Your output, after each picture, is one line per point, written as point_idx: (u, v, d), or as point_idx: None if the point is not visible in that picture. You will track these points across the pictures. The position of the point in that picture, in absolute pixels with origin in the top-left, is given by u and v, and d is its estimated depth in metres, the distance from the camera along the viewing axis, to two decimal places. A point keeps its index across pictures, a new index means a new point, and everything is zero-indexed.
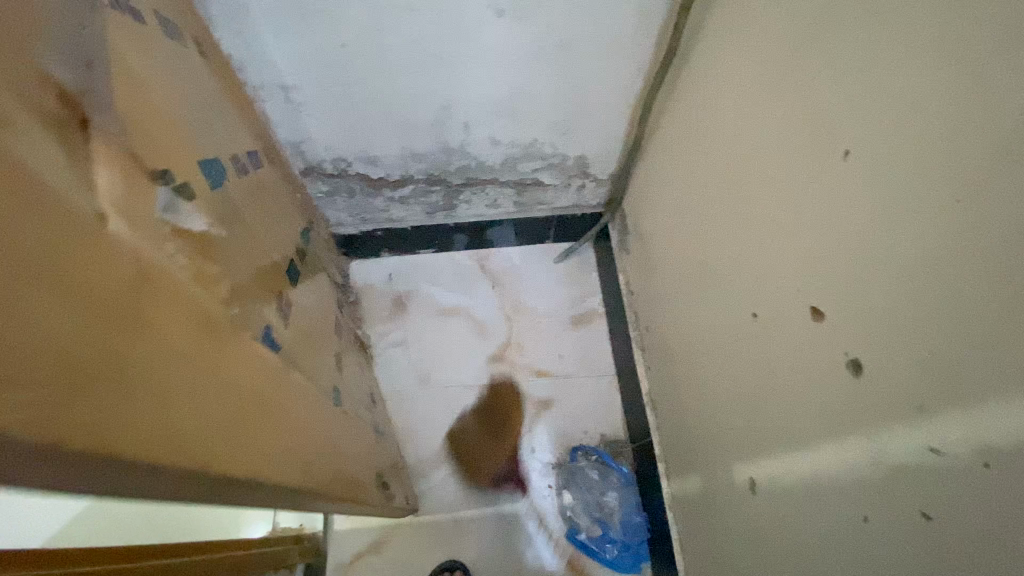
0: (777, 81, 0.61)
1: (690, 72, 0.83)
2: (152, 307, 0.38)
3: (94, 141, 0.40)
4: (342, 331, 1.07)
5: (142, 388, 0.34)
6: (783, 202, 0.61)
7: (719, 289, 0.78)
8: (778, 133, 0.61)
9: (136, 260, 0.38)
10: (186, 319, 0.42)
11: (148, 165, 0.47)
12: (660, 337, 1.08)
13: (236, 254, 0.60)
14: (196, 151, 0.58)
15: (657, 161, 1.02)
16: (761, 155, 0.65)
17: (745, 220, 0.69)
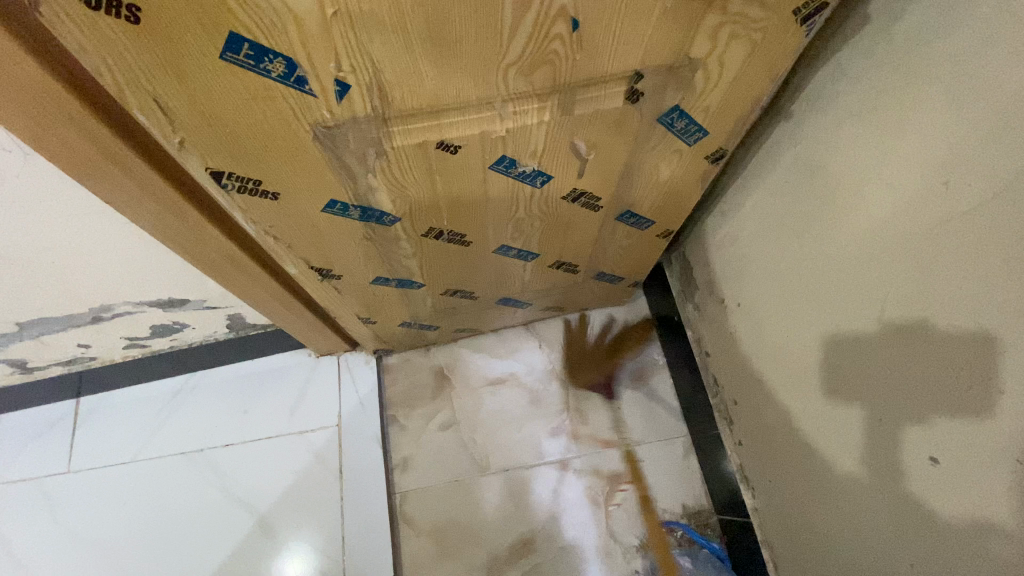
0: (972, 180, 0.50)
1: (806, 147, 0.71)
2: (636, 40, 0.48)
3: (440, 74, 0.46)
4: (469, 303, 1.03)
5: (717, 25, 0.50)
6: (988, 346, 0.50)
7: (854, 396, 0.69)
8: (977, 254, 0.50)
9: (590, 36, 0.46)
10: (621, 69, 0.51)
11: (439, 135, 0.53)
12: (748, 401, 0.97)
13: (464, 191, 0.64)
14: (398, 166, 0.56)
15: (744, 219, 0.87)
16: (943, 278, 0.54)
17: (908, 344, 0.59)
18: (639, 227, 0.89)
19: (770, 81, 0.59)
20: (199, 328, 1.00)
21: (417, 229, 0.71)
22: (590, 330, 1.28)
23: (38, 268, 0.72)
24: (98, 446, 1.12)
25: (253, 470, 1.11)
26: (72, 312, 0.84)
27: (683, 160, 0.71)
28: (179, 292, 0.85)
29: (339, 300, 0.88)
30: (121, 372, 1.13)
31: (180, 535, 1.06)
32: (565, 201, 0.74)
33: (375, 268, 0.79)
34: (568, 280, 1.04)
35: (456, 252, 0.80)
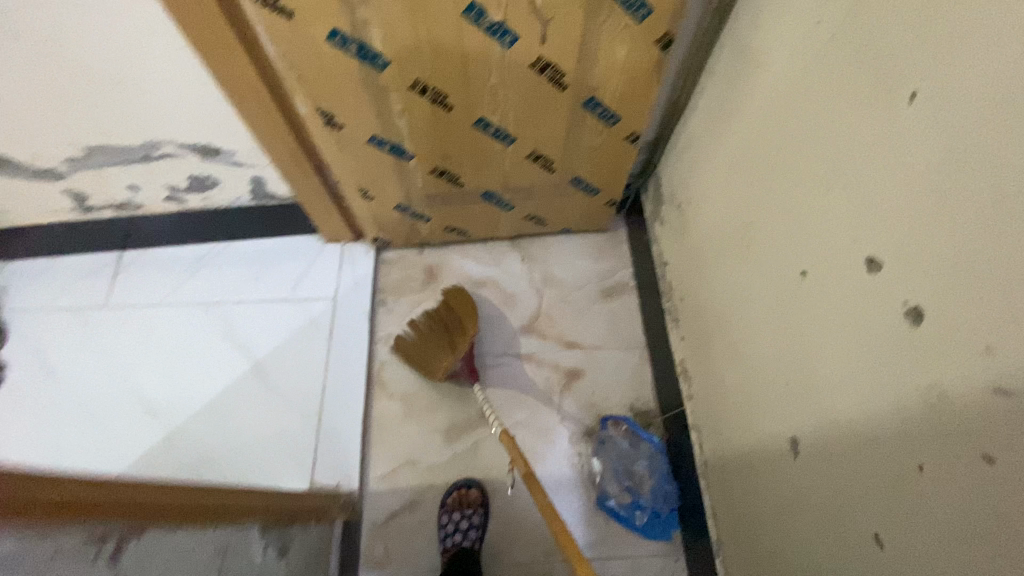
0: (832, 13, 0.59)
1: (740, 33, 0.81)
2: None
3: None
4: (455, 191, 1.17)
5: None
6: (838, 155, 0.59)
7: (760, 243, 0.77)
8: (834, 73, 0.59)
9: None
10: None
11: None
12: (689, 294, 1.05)
13: (441, 39, 0.79)
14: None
15: (698, 120, 0.97)
16: (816, 105, 0.62)
17: (794, 180, 0.68)
18: (606, 122, 1.00)
19: None
20: (228, 189, 1.18)
21: (404, 79, 0.85)
22: (570, 248, 1.39)
23: (108, 90, 0.90)
24: (132, 289, 1.31)
25: (256, 324, 1.27)
26: (127, 144, 1.02)
27: (635, 42, 0.83)
28: (212, 138, 1.03)
29: (340, 159, 1.03)
30: (159, 229, 1.31)
31: (186, 368, 1.23)
32: (532, 71, 0.86)
33: (370, 123, 0.94)
34: (546, 181, 1.16)
35: (440, 117, 0.94)
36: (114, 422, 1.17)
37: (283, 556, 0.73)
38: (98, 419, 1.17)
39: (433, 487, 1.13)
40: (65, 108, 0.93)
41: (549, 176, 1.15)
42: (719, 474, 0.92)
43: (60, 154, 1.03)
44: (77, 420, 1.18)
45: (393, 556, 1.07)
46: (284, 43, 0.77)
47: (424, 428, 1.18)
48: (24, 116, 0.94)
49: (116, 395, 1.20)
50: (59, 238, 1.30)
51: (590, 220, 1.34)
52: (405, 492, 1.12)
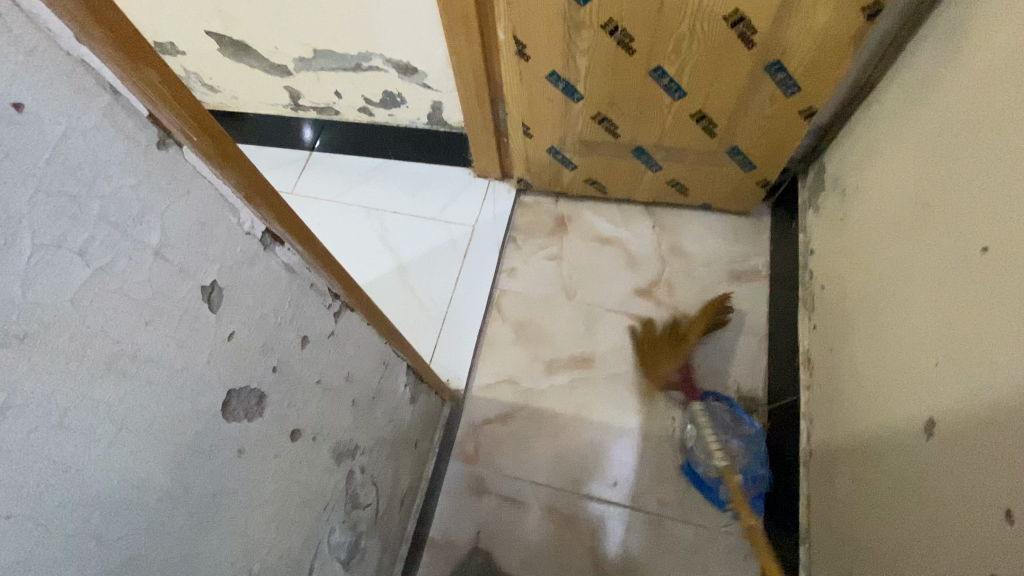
0: None
1: (960, 8, 0.77)
2: None
3: None
4: (609, 142, 1.22)
5: None
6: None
7: (932, 224, 0.75)
8: None
9: None
10: None
11: None
12: (832, 283, 1.02)
13: None
14: None
15: (888, 101, 0.93)
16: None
17: (994, 156, 0.65)
18: (784, 92, 1.00)
19: None
20: (411, 109, 1.35)
21: (599, 18, 0.92)
22: (704, 226, 1.39)
23: (349, 2, 1.08)
24: (311, 184, 1.54)
25: (406, 234, 1.44)
26: (346, 53, 1.21)
27: (841, 5, 0.83)
28: (414, 58, 1.18)
29: (516, 92, 1.13)
30: (343, 138, 1.52)
31: (341, 257, 1.42)
32: (725, 25, 0.89)
33: (555, 59, 1.03)
34: (700, 147, 1.18)
35: (621, 61, 1.00)
36: None
37: (415, 400, 0.85)
38: None
39: (527, 408, 1.21)
40: (313, 12, 1.12)
41: (706, 142, 1.16)
42: (828, 460, 0.91)
43: (296, 54, 1.24)
44: None
45: (480, 457, 1.17)
46: None
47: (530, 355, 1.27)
48: (282, 15, 1.15)
49: None
50: (266, 132, 1.57)
51: (733, 200, 1.33)
52: (501, 406, 1.21)
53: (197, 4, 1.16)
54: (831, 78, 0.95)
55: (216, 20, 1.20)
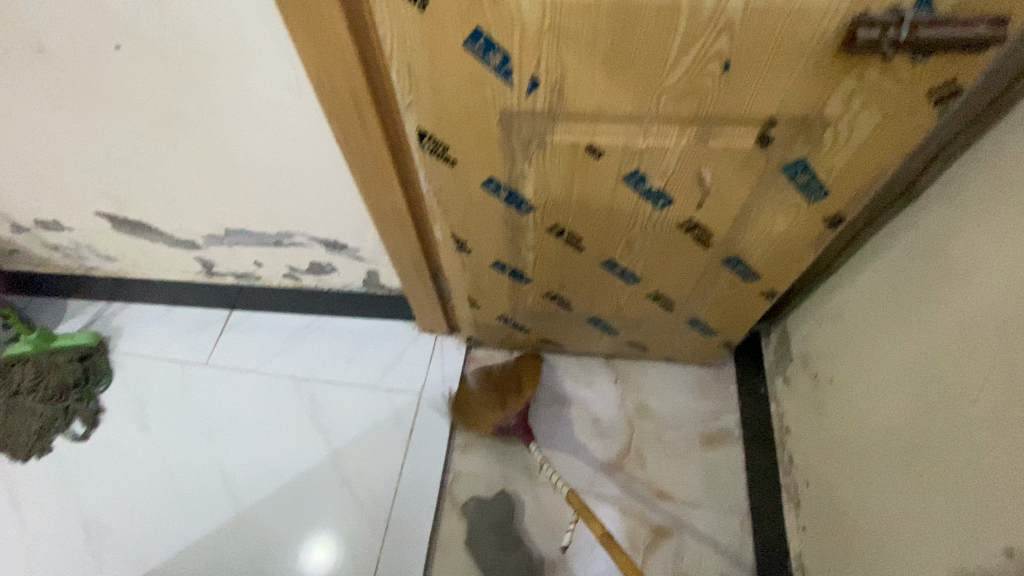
0: None
1: (926, 230, 0.73)
2: (768, 90, 0.57)
3: (600, 94, 0.60)
4: (564, 312, 1.12)
5: (843, 94, 0.58)
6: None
7: (936, 482, 0.67)
8: None
9: (730, 84, 0.57)
10: (753, 112, 0.60)
11: (592, 140, 0.66)
12: (818, 481, 0.94)
13: (594, 193, 0.76)
14: (547, 156, 0.70)
15: (852, 296, 0.88)
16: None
17: (1004, 443, 0.58)
18: (745, 279, 0.93)
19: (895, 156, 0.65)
20: (343, 276, 1.21)
21: (545, 222, 0.84)
22: (671, 379, 1.29)
23: (262, 193, 0.95)
24: (233, 351, 1.36)
25: (342, 409, 1.27)
26: (263, 232, 1.07)
27: (799, 218, 0.77)
28: (343, 237, 1.05)
29: (458, 274, 1.02)
30: (267, 300, 1.35)
31: (266, 445, 1.23)
32: (679, 230, 0.82)
33: (499, 251, 0.93)
34: (661, 317, 1.10)
35: (571, 253, 0.92)
36: (186, 484, 1.20)
37: None
38: (176, 482, 1.20)
39: None
40: (222, 199, 0.99)
41: (666, 313, 1.09)
42: None
43: (205, 231, 1.09)
44: (154, 477, 1.21)
45: None
46: (437, 183, 0.77)
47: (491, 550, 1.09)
48: (185, 199, 1.00)
49: (197, 454, 1.23)
50: (177, 295, 1.38)
51: (698, 354, 1.24)
52: None
53: (83, 190, 1.01)
54: (794, 271, 0.89)
55: (106, 203, 1.04)
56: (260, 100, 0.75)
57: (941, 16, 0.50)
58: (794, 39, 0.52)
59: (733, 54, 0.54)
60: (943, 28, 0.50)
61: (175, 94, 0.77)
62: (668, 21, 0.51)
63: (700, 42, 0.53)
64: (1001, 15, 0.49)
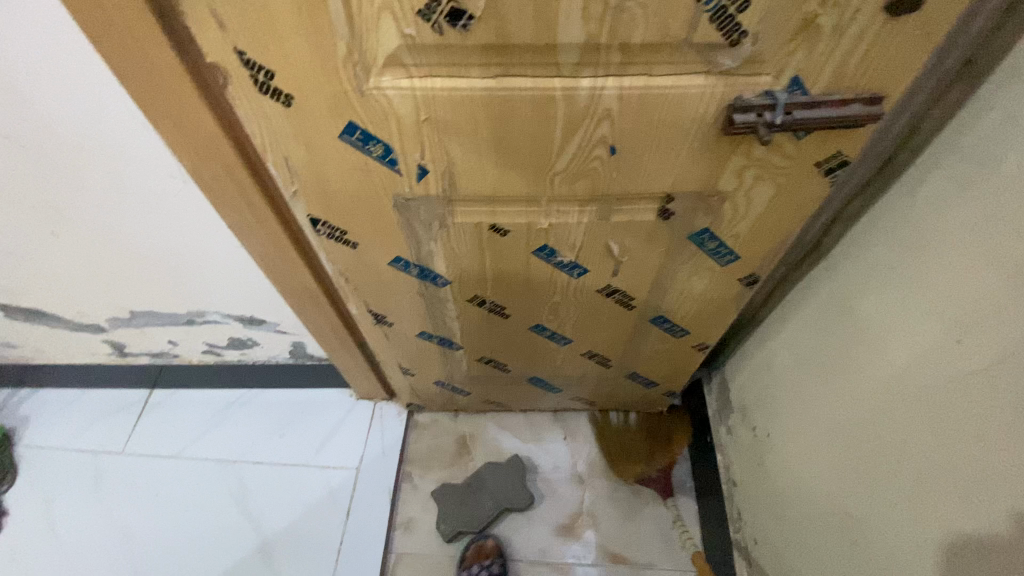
0: (984, 349, 0.51)
1: (835, 287, 0.73)
2: (658, 170, 0.57)
3: (492, 178, 0.58)
4: (501, 374, 1.08)
5: (735, 170, 0.57)
6: (1012, 525, 0.48)
7: (873, 553, 0.65)
8: (989, 422, 0.50)
9: (619, 166, 0.56)
10: (648, 188, 0.59)
11: (495, 220, 0.64)
12: (766, 539, 0.91)
13: (507, 265, 0.73)
14: (453, 235, 0.67)
15: (777, 349, 0.87)
16: (968, 447, 0.52)
17: (934, 516, 0.56)
18: (675, 335, 0.92)
19: (796, 221, 0.64)
20: (267, 349, 1.14)
21: (464, 294, 0.80)
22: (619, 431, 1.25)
23: (163, 275, 0.88)
24: (154, 435, 1.25)
25: (273, 493, 1.18)
26: (172, 311, 1.00)
27: (715, 279, 0.76)
28: (260, 313, 0.99)
29: (384, 346, 0.97)
30: (190, 376, 1.26)
31: (190, 540, 1.12)
32: (600, 295, 0.80)
33: (422, 323, 0.89)
34: (600, 372, 1.07)
35: (498, 321, 0.88)
36: None
37: None
38: None
39: None
40: (120, 283, 0.91)
41: (605, 369, 1.06)
42: None
43: (108, 314, 1.01)
44: None
45: None
46: (343, 264, 0.73)
47: (455, 508, 1.13)
48: (80, 285, 0.93)
49: (109, 557, 1.11)
50: (89, 378, 1.27)
51: (644, 405, 1.21)
52: None
53: None
54: (721, 326, 0.89)
55: None
56: (144, 186, 0.70)
57: (815, 98, 0.49)
58: (676, 123, 0.51)
59: (615, 139, 0.53)
60: (817, 110, 0.50)
61: (48, 184, 0.71)
62: (547, 110, 0.50)
63: (583, 128, 0.52)
64: (874, 94, 0.49)
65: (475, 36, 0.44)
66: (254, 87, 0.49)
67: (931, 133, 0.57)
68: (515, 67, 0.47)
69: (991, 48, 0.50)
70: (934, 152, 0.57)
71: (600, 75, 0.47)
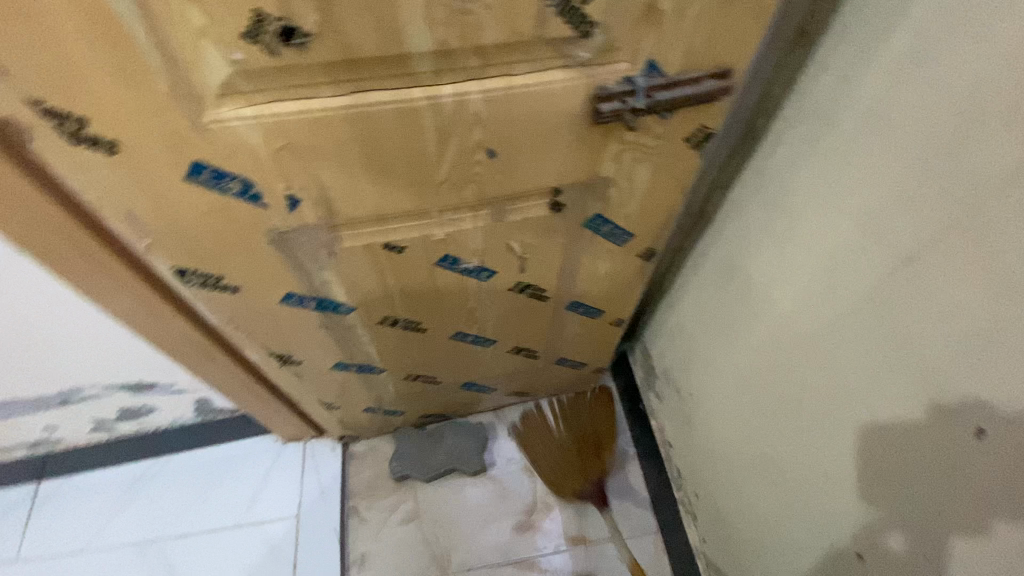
0: (850, 290, 0.56)
1: (722, 249, 0.77)
2: (541, 166, 0.56)
3: (373, 198, 0.55)
4: (431, 387, 1.05)
5: (613, 155, 0.58)
6: (892, 437, 0.53)
7: (792, 489, 0.70)
8: (864, 356, 0.55)
9: (502, 167, 0.55)
10: (535, 183, 0.59)
11: (387, 238, 0.61)
12: (705, 491, 0.97)
13: (411, 281, 0.70)
14: (345, 261, 0.63)
15: (685, 313, 0.92)
16: (847, 380, 0.58)
17: (834, 445, 0.61)
18: (591, 316, 0.94)
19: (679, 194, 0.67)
20: (167, 411, 1.03)
21: (371, 317, 0.76)
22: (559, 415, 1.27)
23: (15, 359, 0.76)
24: (49, 533, 1.10)
25: (206, 564, 1.08)
26: (39, 395, 0.87)
27: (617, 258, 0.78)
28: (148, 376, 0.89)
29: (298, 384, 0.91)
30: (82, 459, 1.11)
31: None
32: (511, 292, 0.80)
33: (334, 354, 0.83)
34: (529, 365, 1.07)
35: (414, 336, 0.85)
36: None
37: None
38: None
39: None
40: None
41: (533, 361, 1.06)
42: None
43: None
44: None
45: None
46: (229, 310, 0.67)
47: (414, 451, 1.19)
48: None
49: None
50: None
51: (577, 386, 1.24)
52: None
53: None
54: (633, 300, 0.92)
55: None
56: None
57: (671, 78, 0.50)
58: (548, 120, 0.51)
59: (492, 142, 0.52)
60: (674, 90, 0.51)
61: None
62: (415, 122, 0.47)
63: (456, 134, 0.50)
64: (722, 70, 0.51)
65: (316, 53, 0.40)
66: (66, 138, 0.42)
67: (780, 98, 0.61)
68: (369, 81, 0.44)
69: (813, 12, 0.54)
70: (785, 115, 0.61)
71: (461, 80, 0.46)
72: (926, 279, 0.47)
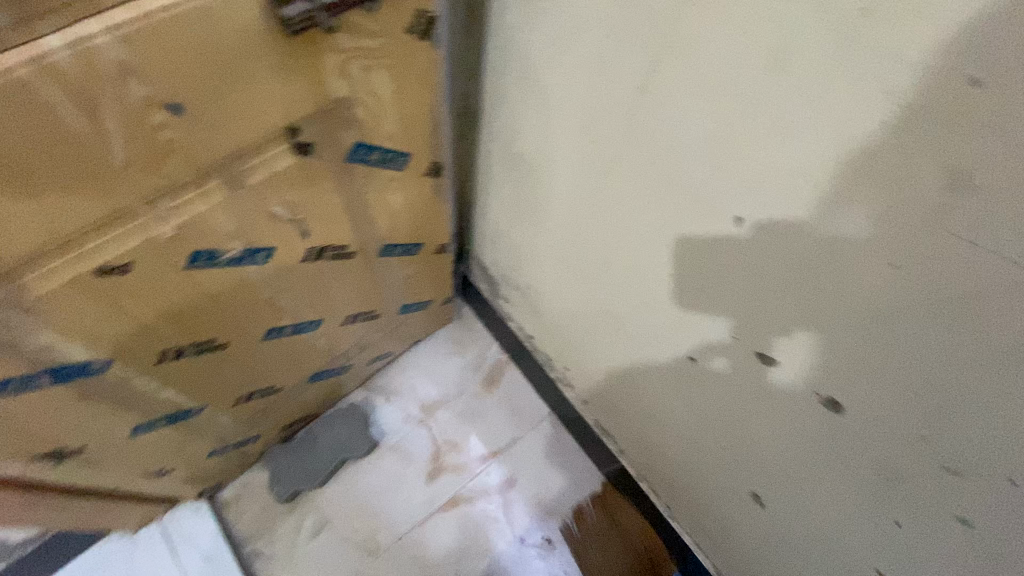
0: (606, 133, 0.57)
1: (502, 138, 0.75)
2: (253, 106, 0.46)
3: (35, 218, 0.40)
4: (276, 395, 0.93)
5: (336, 69, 0.49)
6: (678, 253, 0.57)
7: (630, 332, 0.76)
8: (637, 190, 0.58)
9: (201, 122, 0.43)
10: (258, 129, 0.48)
11: (99, 262, 0.47)
12: (574, 364, 1.02)
13: (173, 299, 0.57)
14: (57, 312, 0.48)
15: (497, 214, 0.91)
16: (632, 217, 0.60)
17: (645, 279, 0.65)
18: (411, 253, 0.88)
19: (433, 93, 0.61)
20: None
21: (146, 359, 0.61)
22: (429, 358, 1.23)
23: None
24: None
25: None
26: None
27: (405, 184, 0.72)
28: None
29: (102, 470, 0.73)
30: None
31: None
32: (308, 262, 0.69)
33: (127, 418, 0.68)
34: (373, 327, 1.00)
35: (221, 356, 0.72)
36: None
37: None
38: None
39: None
40: None
41: (375, 321, 0.99)
42: (697, 521, 0.93)
43: None
44: None
45: None
46: None
47: (292, 466, 1.08)
48: None
49: None
50: None
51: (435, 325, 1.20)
52: None
53: None
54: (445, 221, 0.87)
55: None
56: None
57: None
58: (223, 45, 0.40)
59: (165, 95, 0.40)
60: None
61: None
62: (26, 97, 0.34)
63: (107, 101, 0.37)
64: None
65: None
66: None
67: None
68: None
69: None
70: None
71: (69, 24, 0.33)
72: (654, 97, 0.48)
